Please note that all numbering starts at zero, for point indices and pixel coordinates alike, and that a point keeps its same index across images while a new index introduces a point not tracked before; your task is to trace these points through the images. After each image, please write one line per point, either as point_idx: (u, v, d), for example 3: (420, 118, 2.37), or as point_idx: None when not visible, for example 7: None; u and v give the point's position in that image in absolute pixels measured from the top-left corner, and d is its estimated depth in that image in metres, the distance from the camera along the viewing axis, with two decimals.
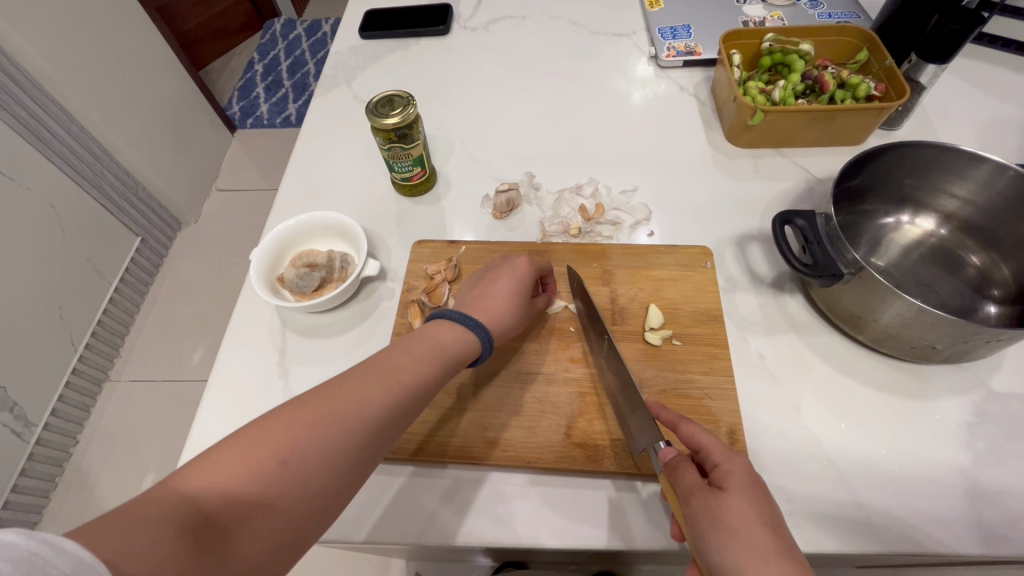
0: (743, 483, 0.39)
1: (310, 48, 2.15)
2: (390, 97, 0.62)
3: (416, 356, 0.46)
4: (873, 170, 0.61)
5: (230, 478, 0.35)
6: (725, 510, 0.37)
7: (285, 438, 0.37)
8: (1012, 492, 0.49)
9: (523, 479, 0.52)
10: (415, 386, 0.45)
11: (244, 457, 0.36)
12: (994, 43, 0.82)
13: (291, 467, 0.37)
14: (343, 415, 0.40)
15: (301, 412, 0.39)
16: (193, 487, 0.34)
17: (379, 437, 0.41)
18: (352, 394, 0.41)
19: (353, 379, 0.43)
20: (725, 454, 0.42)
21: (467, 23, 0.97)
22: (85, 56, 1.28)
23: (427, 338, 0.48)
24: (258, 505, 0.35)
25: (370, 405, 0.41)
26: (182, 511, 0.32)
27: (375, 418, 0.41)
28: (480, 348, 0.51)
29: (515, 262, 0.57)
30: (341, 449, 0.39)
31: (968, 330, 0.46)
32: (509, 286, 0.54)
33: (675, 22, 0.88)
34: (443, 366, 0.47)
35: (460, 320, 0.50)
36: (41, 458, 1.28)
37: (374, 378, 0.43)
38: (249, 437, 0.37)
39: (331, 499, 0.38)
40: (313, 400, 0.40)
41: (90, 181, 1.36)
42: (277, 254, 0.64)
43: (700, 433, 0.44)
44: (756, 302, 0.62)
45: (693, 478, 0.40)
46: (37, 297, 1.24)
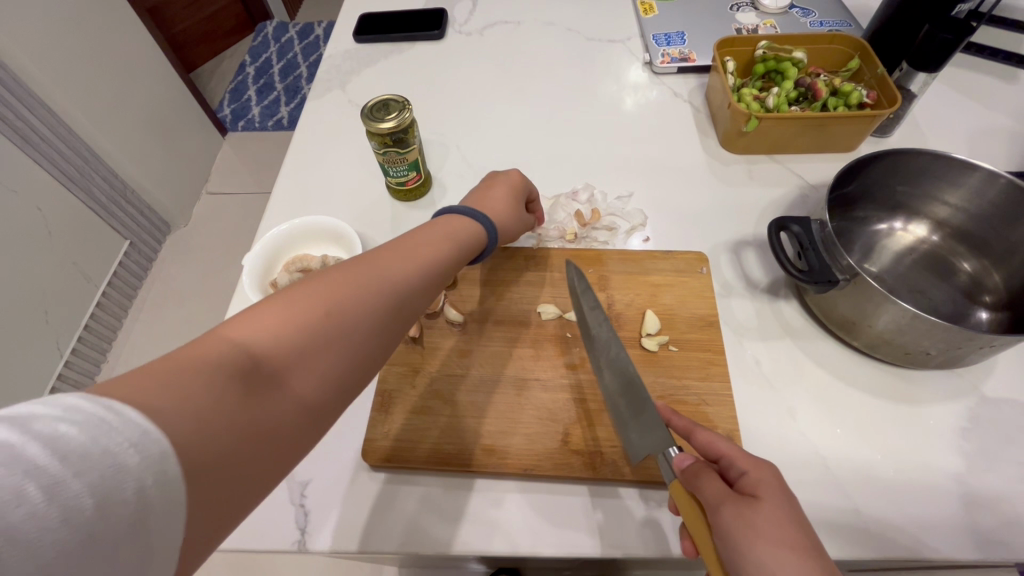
0: (774, 487, 0.38)
1: (302, 51, 2.15)
2: (385, 102, 0.62)
3: (434, 241, 0.49)
4: (866, 178, 0.61)
5: (275, 327, 0.35)
6: (754, 519, 0.36)
7: (326, 299, 0.38)
8: (1006, 496, 0.49)
9: (520, 487, 0.52)
10: (432, 266, 0.47)
11: (287, 311, 0.36)
12: (982, 52, 0.84)
13: (335, 320, 0.38)
14: (377, 281, 0.42)
15: (335, 278, 0.40)
16: (238, 336, 0.34)
17: (407, 304, 0.44)
18: (381, 267, 0.43)
19: (380, 255, 0.44)
20: (752, 460, 0.41)
21: (462, 28, 0.97)
22: (73, 58, 1.26)
23: (436, 228, 0.51)
24: (301, 358, 0.35)
25: (398, 275, 0.44)
26: (232, 355, 0.33)
27: (403, 287, 0.44)
28: (484, 230, 0.55)
29: (499, 179, 0.62)
30: (377, 308, 0.41)
31: (961, 336, 0.47)
32: (506, 183, 0.61)
33: (669, 29, 0.89)
34: (456, 251, 0.50)
35: (466, 212, 0.54)
36: None
37: (398, 255, 0.45)
38: (288, 297, 0.37)
39: (364, 362, 0.40)
40: (345, 270, 0.41)
41: (77, 183, 1.34)
42: (270, 259, 0.63)
43: (720, 439, 0.43)
44: (752, 308, 0.63)
45: (719, 485, 0.39)
46: (23, 302, 1.22)
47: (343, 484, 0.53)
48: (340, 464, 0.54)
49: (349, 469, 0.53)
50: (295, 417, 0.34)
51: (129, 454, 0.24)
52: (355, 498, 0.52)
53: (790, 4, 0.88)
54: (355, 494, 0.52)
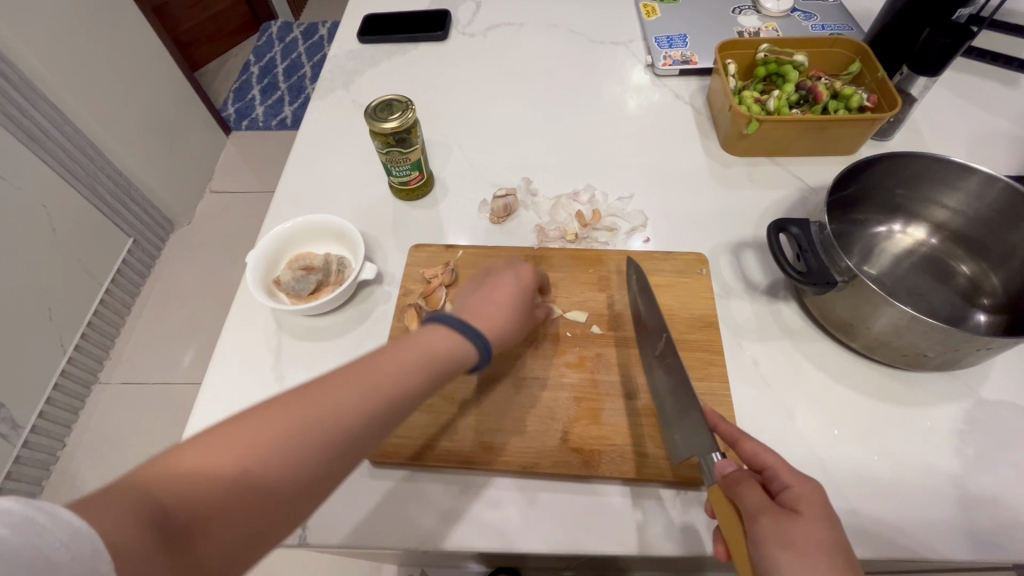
0: (818, 506, 0.38)
1: (306, 51, 2.16)
2: (389, 102, 0.62)
3: (413, 360, 0.43)
4: (866, 180, 0.62)
5: (198, 475, 0.32)
6: (796, 535, 0.36)
7: (267, 438, 0.35)
8: (1002, 499, 0.49)
9: (518, 485, 0.52)
10: (406, 390, 0.42)
11: (217, 457, 0.33)
12: (983, 57, 0.84)
13: (268, 469, 0.34)
14: (329, 419, 0.37)
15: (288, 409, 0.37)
16: (160, 484, 0.31)
17: (361, 442, 0.39)
18: (342, 394, 0.39)
19: (345, 382, 0.40)
20: (798, 477, 0.40)
21: (466, 29, 0.97)
22: (79, 57, 1.27)
23: (422, 343, 0.44)
24: (226, 510, 0.33)
25: (356, 410, 0.39)
26: (145, 509, 0.30)
27: (360, 423, 0.39)
28: (475, 353, 0.47)
29: (505, 278, 0.55)
30: (320, 452, 0.36)
31: (958, 338, 0.47)
32: (512, 287, 0.54)
33: (671, 32, 0.89)
34: (438, 371, 0.44)
35: (459, 328, 0.47)
36: (28, 461, 1.26)
37: (370, 374, 0.41)
38: (224, 436, 0.34)
39: (301, 509, 0.36)
40: (297, 402, 0.37)
41: (82, 181, 1.35)
42: (273, 257, 0.64)
43: (766, 451, 0.43)
44: (751, 309, 0.63)
45: (759, 496, 0.39)
46: (26, 298, 1.23)
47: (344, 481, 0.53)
48: None
49: None
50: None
51: (58, 554, 0.26)
52: (355, 493, 0.52)
53: (792, 7, 0.89)
54: (355, 490, 0.53)
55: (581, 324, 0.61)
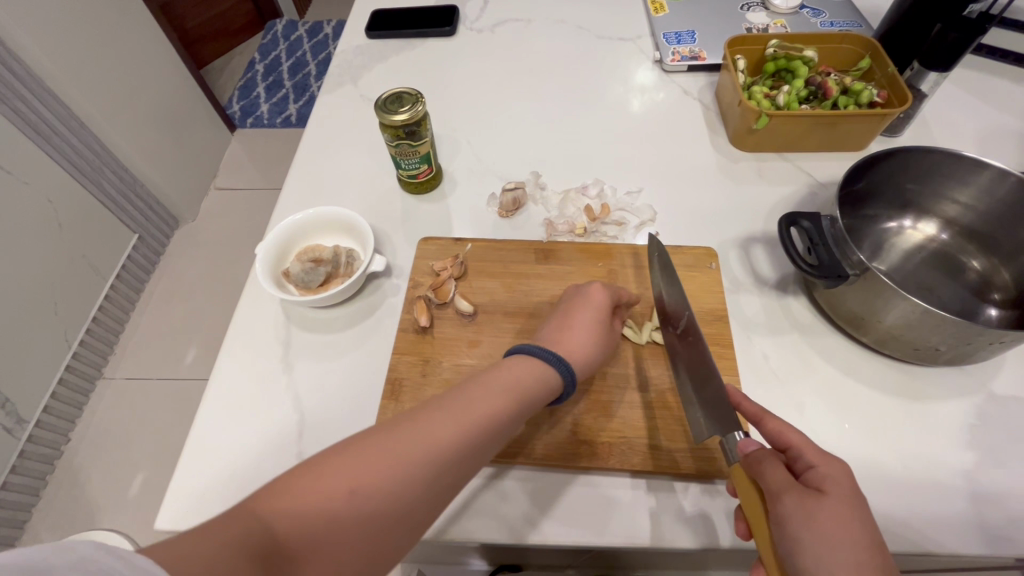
0: (847, 483, 0.39)
1: (311, 49, 2.16)
2: (399, 94, 0.62)
3: (499, 392, 0.44)
4: (876, 175, 0.61)
5: (303, 501, 0.34)
6: (821, 513, 0.37)
7: (364, 474, 0.36)
8: (1015, 494, 0.49)
9: (528, 476, 0.52)
10: (491, 430, 0.42)
11: (319, 483, 0.35)
12: (992, 54, 0.84)
13: (366, 497, 0.35)
14: (422, 449, 0.38)
15: (383, 447, 0.38)
16: (270, 509, 0.33)
17: (450, 475, 0.39)
18: (433, 432, 0.40)
19: (436, 414, 0.41)
20: (823, 455, 0.41)
21: (473, 25, 0.97)
22: (86, 53, 1.28)
23: (506, 374, 0.46)
24: (323, 545, 0.33)
25: (447, 441, 0.40)
26: (256, 532, 0.31)
27: (451, 454, 0.39)
28: (560, 382, 0.48)
29: (581, 303, 0.55)
30: (413, 482, 0.37)
31: (971, 332, 0.47)
32: (594, 312, 0.54)
33: (679, 28, 0.89)
34: (523, 402, 0.45)
35: (545, 358, 0.48)
36: (32, 455, 1.26)
37: (458, 414, 0.41)
38: (327, 464, 0.36)
39: (391, 550, 0.36)
40: (394, 432, 0.39)
41: (88, 176, 1.35)
42: (282, 249, 0.64)
43: (790, 430, 0.43)
44: (760, 303, 0.63)
45: (783, 474, 0.40)
46: (32, 292, 1.23)
47: None
48: None
49: None
50: None
51: None
52: None
53: (800, 4, 0.88)
54: None
55: None
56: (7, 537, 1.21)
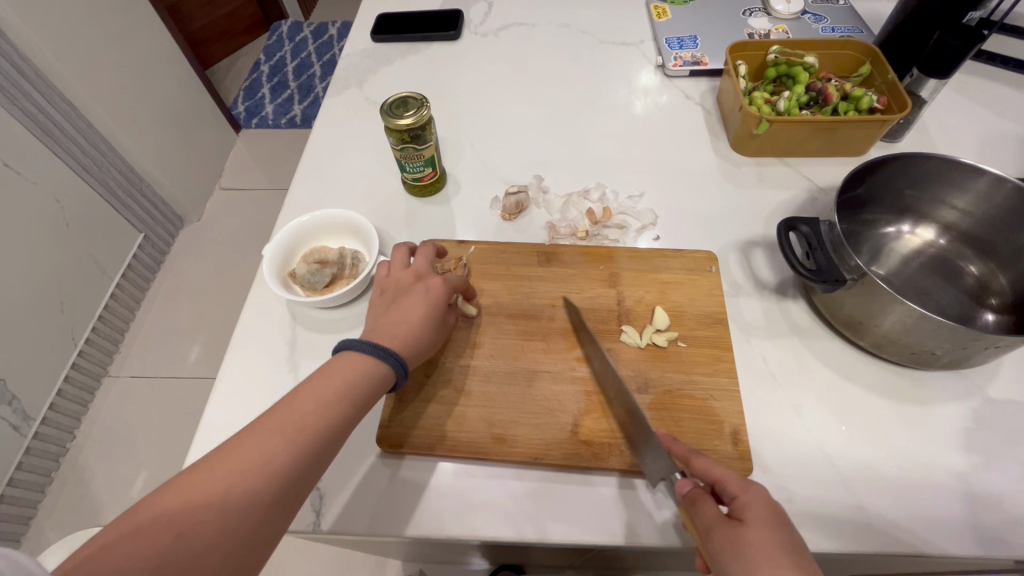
0: (760, 509, 0.40)
1: (316, 50, 2.17)
2: (404, 99, 0.63)
3: (323, 399, 0.44)
4: (875, 181, 0.62)
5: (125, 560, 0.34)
6: (746, 543, 0.38)
7: (184, 514, 0.37)
8: (1009, 497, 0.50)
9: (530, 476, 0.53)
10: (322, 437, 0.43)
11: (139, 538, 0.35)
12: (993, 60, 0.85)
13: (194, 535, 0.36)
14: (247, 475, 0.39)
15: (206, 478, 0.38)
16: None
17: (288, 488, 0.40)
18: (253, 452, 0.40)
19: (256, 436, 0.41)
20: (743, 482, 0.42)
21: (478, 29, 0.98)
22: (94, 54, 1.29)
23: (330, 378, 0.45)
24: None
25: (276, 459, 0.40)
26: None
27: (281, 469, 0.40)
28: (391, 375, 0.48)
29: (415, 298, 0.53)
30: (244, 508, 0.38)
31: (967, 336, 0.47)
32: (425, 303, 0.53)
33: (682, 33, 0.90)
34: (352, 403, 0.45)
35: (369, 350, 0.47)
36: (38, 453, 1.27)
37: (278, 426, 0.42)
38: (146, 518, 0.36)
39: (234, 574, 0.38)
40: (213, 467, 0.39)
41: (95, 176, 1.37)
42: (288, 251, 0.65)
43: (716, 466, 0.44)
44: (760, 306, 0.64)
45: (711, 511, 0.41)
46: (39, 291, 1.24)
47: (359, 470, 0.54)
48: (354, 450, 0.55)
49: (364, 455, 0.55)
50: None
51: None
52: (368, 483, 0.53)
53: (802, 10, 0.89)
54: (368, 479, 0.54)
55: (592, 318, 0.62)
56: (12, 533, 1.22)
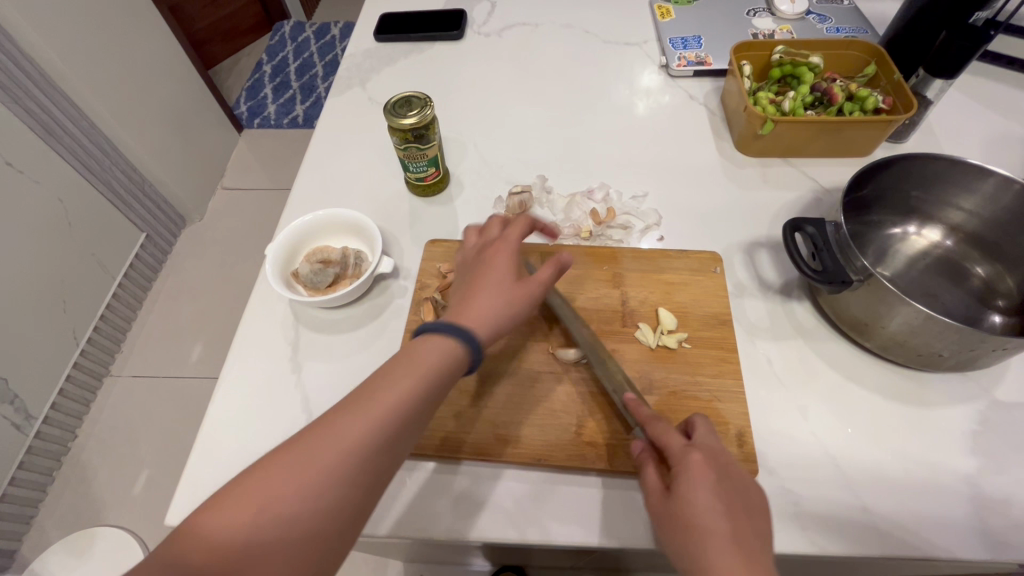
0: (696, 474, 0.42)
1: (319, 50, 2.17)
2: (408, 98, 0.63)
3: (406, 379, 0.43)
4: (881, 181, 0.62)
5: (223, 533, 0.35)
6: (670, 514, 0.41)
7: (275, 494, 0.37)
8: (1015, 500, 0.50)
9: (534, 478, 0.53)
10: (403, 419, 0.42)
11: (235, 514, 0.36)
12: (999, 60, 0.84)
13: (283, 513, 0.37)
14: (335, 455, 0.39)
15: (297, 456, 0.39)
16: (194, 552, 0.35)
17: (373, 469, 0.40)
18: (338, 433, 0.40)
19: (344, 415, 0.41)
20: (684, 449, 0.44)
21: (481, 29, 0.98)
22: (97, 54, 1.29)
23: (411, 360, 0.44)
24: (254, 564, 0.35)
25: (362, 440, 0.40)
26: None
27: (365, 450, 0.40)
28: (463, 353, 0.46)
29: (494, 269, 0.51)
30: (329, 489, 0.38)
31: (975, 338, 0.47)
32: (504, 271, 0.51)
33: (686, 33, 0.90)
34: (433, 384, 0.43)
35: (446, 330, 0.45)
36: (40, 452, 1.27)
37: (360, 407, 0.41)
38: (240, 493, 0.37)
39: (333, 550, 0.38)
40: (304, 446, 0.39)
41: (98, 176, 1.37)
42: (291, 250, 0.65)
43: (663, 433, 0.46)
44: (764, 307, 0.63)
45: (651, 480, 0.44)
46: (42, 290, 1.24)
47: None
48: None
49: None
50: None
51: None
52: None
53: (806, 10, 0.89)
54: None
55: (598, 317, 0.61)
56: (12, 532, 1.22)
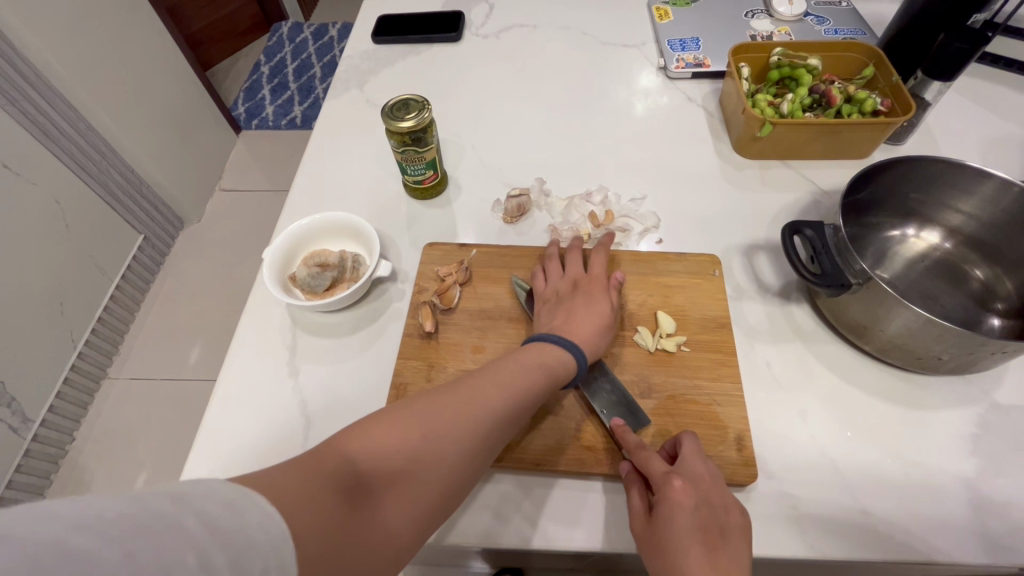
0: (675, 504, 0.43)
1: (316, 51, 2.17)
2: (406, 101, 0.63)
3: (531, 368, 0.50)
4: (880, 184, 0.62)
5: (382, 446, 0.39)
6: (652, 541, 0.43)
7: (425, 428, 0.42)
8: (1015, 503, 0.49)
9: (532, 483, 0.52)
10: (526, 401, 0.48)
11: (393, 432, 0.40)
12: (997, 62, 0.84)
13: (431, 445, 0.41)
14: (472, 412, 0.45)
15: (444, 405, 0.44)
16: (353, 453, 0.38)
17: (497, 437, 0.45)
18: (475, 399, 0.46)
19: (481, 384, 0.47)
20: (664, 477, 0.45)
21: (479, 30, 0.98)
22: (94, 55, 1.29)
23: (536, 357, 0.51)
24: (399, 483, 0.39)
25: (495, 405, 0.46)
26: (345, 468, 0.37)
27: (496, 417, 0.46)
28: (575, 369, 0.52)
29: (597, 297, 0.58)
30: (465, 440, 0.43)
31: (974, 342, 0.47)
32: (601, 300, 0.58)
33: (683, 35, 0.90)
34: (551, 382, 0.50)
35: (562, 344, 0.52)
36: (37, 455, 1.27)
37: (493, 382, 0.47)
38: (396, 418, 0.42)
39: (450, 496, 0.42)
40: (448, 398, 0.45)
41: (95, 177, 1.36)
42: (289, 254, 0.65)
43: (644, 458, 0.47)
44: (763, 310, 0.63)
45: (636, 505, 0.46)
46: (39, 292, 1.24)
47: None
48: None
49: None
50: (387, 540, 0.37)
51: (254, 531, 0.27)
52: None
53: (804, 11, 0.89)
54: None
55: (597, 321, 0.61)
56: None
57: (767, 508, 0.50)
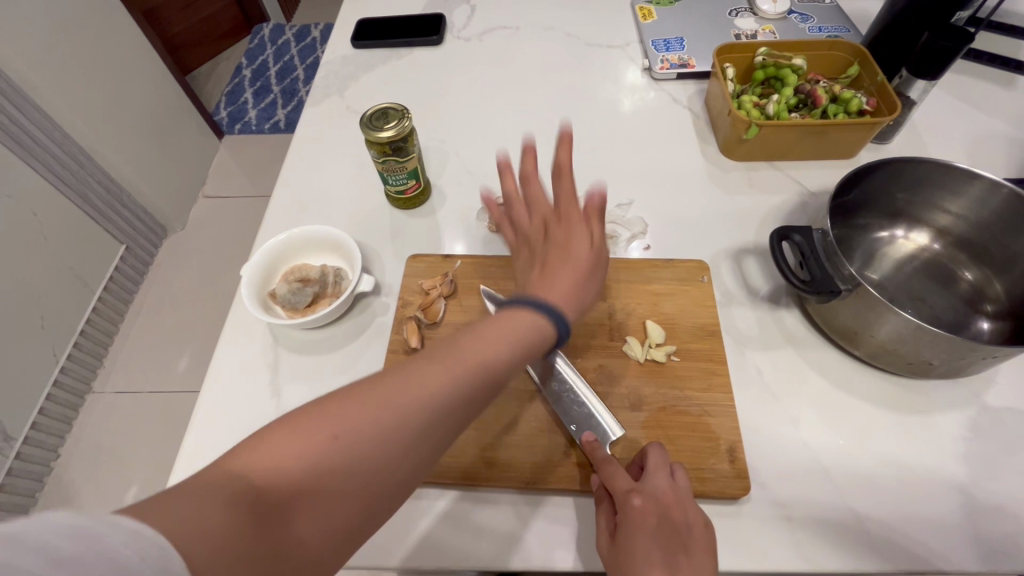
0: (637, 527, 0.43)
1: (299, 53, 2.14)
2: (385, 110, 0.61)
3: (497, 337, 0.41)
4: (868, 186, 0.61)
5: (300, 450, 0.31)
6: (618, 563, 0.43)
7: (356, 420, 0.34)
8: (1009, 507, 0.49)
9: (522, 501, 0.51)
10: (487, 375, 0.39)
11: (315, 430, 0.32)
12: (980, 58, 0.84)
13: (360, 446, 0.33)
14: (423, 394, 0.36)
15: (388, 386, 0.36)
16: (254, 464, 0.30)
17: (453, 417, 0.37)
18: (421, 379, 0.37)
19: (435, 358, 0.39)
20: (627, 495, 0.45)
21: (460, 33, 0.96)
22: (69, 63, 1.26)
23: (505, 326, 0.42)
24: (320, 491, 0.31)
25: (450, 384, 0.38)
26: (243, 482, 0.29)
27: (449, 397, 0.37)
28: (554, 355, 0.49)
29: None
30: (408, 431, 0.35)
31: (965, 348, 0.46)
32: None
33: (668, 35, 0.89)
34: (520, 353, 0.41)
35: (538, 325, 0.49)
36: (21, 473, 1.24)
37: (449, 357, 0.39)
38: (325, 410, 0.33)
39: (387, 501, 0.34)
40: (393, 379, 0.36)
41: (73, 188, 1.33)
42: (268, 269, 0.63)
43: (610, 475, 0.47)
44: (753, 316, 0.62)
45: (604, 524, 0.46)
46: (17, 308, 1.21)
47: None
48: None
49: None
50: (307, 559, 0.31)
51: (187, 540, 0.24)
52: None
53: (788, 10, 0.88)
54: None
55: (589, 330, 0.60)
56: None
57: (761, 520, 0.49)
